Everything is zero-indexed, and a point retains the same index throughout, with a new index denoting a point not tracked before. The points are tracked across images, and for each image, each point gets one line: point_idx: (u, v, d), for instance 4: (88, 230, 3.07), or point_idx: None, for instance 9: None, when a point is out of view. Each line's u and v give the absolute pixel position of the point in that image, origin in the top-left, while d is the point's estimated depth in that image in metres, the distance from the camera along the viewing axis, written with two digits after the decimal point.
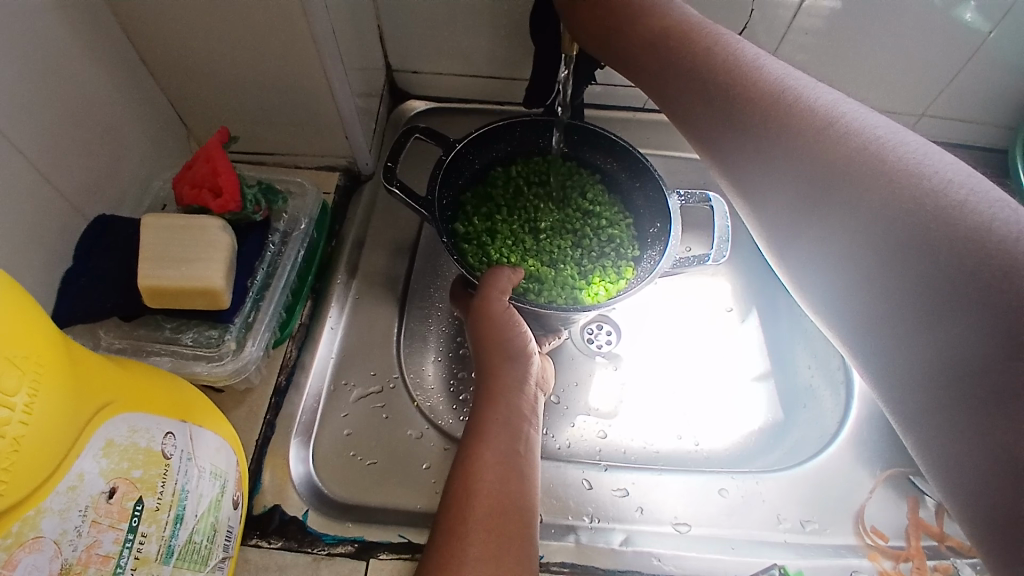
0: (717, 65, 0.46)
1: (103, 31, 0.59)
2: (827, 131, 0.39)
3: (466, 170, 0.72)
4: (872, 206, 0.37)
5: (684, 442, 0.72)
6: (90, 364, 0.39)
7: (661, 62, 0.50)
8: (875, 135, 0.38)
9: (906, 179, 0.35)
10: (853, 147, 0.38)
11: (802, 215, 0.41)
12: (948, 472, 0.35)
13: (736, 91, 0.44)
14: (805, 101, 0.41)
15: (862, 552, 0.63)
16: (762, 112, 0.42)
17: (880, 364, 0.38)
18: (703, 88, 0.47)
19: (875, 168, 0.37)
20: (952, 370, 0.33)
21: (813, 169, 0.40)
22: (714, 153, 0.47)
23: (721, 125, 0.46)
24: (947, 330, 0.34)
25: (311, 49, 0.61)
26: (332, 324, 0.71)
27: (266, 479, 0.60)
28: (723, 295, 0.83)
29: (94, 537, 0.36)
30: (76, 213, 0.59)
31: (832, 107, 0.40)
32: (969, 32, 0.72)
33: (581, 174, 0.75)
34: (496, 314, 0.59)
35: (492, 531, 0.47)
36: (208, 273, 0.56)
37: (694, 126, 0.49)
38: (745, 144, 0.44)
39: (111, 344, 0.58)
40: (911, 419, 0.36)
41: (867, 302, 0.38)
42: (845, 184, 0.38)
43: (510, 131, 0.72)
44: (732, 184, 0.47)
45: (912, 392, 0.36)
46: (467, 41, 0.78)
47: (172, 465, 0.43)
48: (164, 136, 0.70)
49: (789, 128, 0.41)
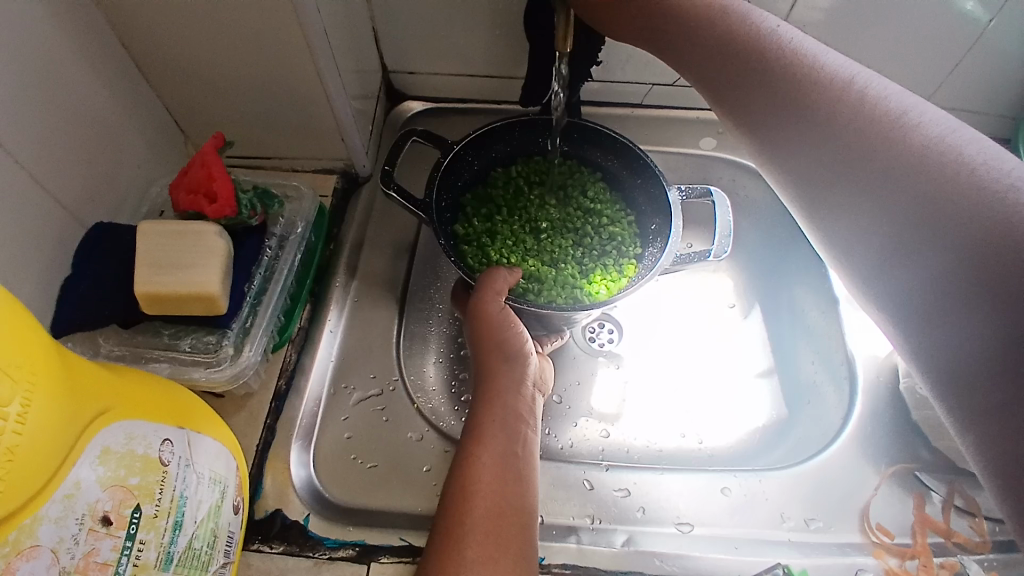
0: (774, 55, 0.45)
1: (97, 37, 0.59)
2: (900, 123, 0.39)
3: (465, 172, 0.72)
4: (943, 201, 0.36)
5: (688, 440, 0.71)
6: (86, 372, 0.39)
7: (719, 45, 0.48)
8: (949, 127, 0.38)
9: (986, 175, 0.35)
10: (931, 140, 0.37)
11: (858, 203, 0.41)
12: (983, 460, 0.35)
13: (798, 81, 0.44)
14: (873, 91, 0.41)
15: (868, 550, 0.62)
16: (829, 100, 0.42)
17: (926, 356, 0.38)
18: (762, 73, 0.46)
19: (953, 159, 0.36)
20: (984, 363, 0.34)
21: (884, 160, 0.39)
22: (767, 142, 0.47)
23: (779, 111, 0.45)
24: (982, 320, 0.34)
25: (306, 52, 0.61)
26: (332, 327, 0.71)
27: (267, 483, 0.60)
28: (725, 291, 0.82)
29: (92, 545, 0.36)
30: (73, 220, 0.59)
31: (900, 100, 0.40)
32: (970, 22, 0.71)
33: (582, 173, 0.75)
34: (493, 315, 0.58)
35: (489, 534, 0.47)
36: (204, 279, 0.56)
37: (748, 117, 0.48)
38: (806, 133, 0.43)
39: (111, 352, 0.58)
40: (962, 420, 0.36)
41: (912, 295, 0.38)
42: (920, 176, 0.37)
43: (509, 132, 0.71)
44: (784, 173, 0.46)
45: (956, 389, 0.36)
46: (463, 41, 0.78)
47: (170, 472, 0.43)
48: (160, 142, 0.70)
49: (860, 117, 0.40)
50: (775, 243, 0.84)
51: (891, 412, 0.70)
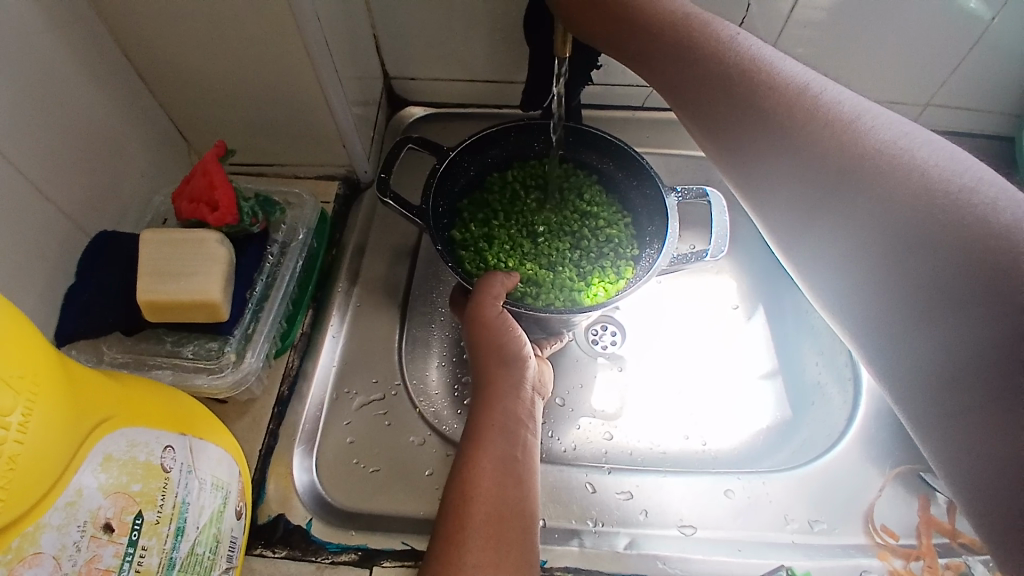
0: (730, 61, 0.45)
1: (100, 49, 0.60)
2: (853, 126, 0.38)
3: (461, 177, 0.72)
4: (902, 204, 0.35)
5: (692, 442, 0.71)
6: (87, 380, 0.39)
7: (680, 51, 0.48)
8: (901, 131, 0.37)
9: (936, 178, 0.34)
10: (882, 143, 0.37)
11: (822, 207, 0.40)
12: (958, 467, 0.34)
13: (752, 85, 0.43)
14: (828, 96, 0.40)
15: (872, 551, 0.62)
16: (785, 105, 0.41)
17: (901, 359, 0.37)
18: (721, 80, 0.45)
19: (906, 162, 0.36)
20: (965, 368, 0.33)
21: (835, 164, 0.38)
22: (730, 146, 0.46)
23: (740, 118, 0.44)
24: (957, 323, 0.33)
25: (305, 61, 0.62)
26: (334, 333, 0.71)
27: (270, 488, 0.61)
28: (727, 293, 0.82)
29: (94, 551, 0.37)
30: (77, 229, 0.60)
31: (854, 104, 0.39)
32: (973, 20, 0.71)
33: (578, 176, 0.75)
34: (491, 320, 0.59)
35: (490, 539, 0.47)
36: (206, 286, 0.56)
37: (709, 121, 0.47)
38: (763, 138, 0.43)
39: (114, 359, 0.58)
40: (930, 424, 0.36)
41: (874, 300, 0.38)
42: (870, 179, 0.37)
43: (505, 136, 0.72)
44: (748, 174, 0.45)
45: (931, 391, 0.35)
46: (462, 47, 0.78)
47: (172, 479, 0.43)
48: (163, 151, 0.71)
49: (815, 121, 0.40)
50: None
51: (895, 413, 0.69)
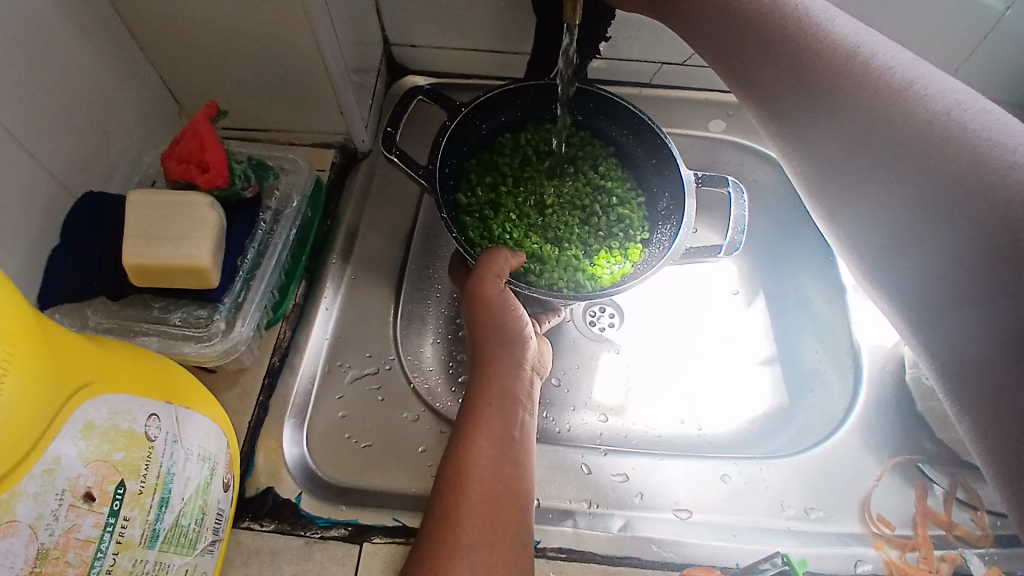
0: (780, 17, 0.43)
1: (89, 3, 0.57)
2: (904, 95, 0.37)
3: (472, 136, 0.69)
4: (950, 177, 0.34)
5: (688, 426, 0.71)
6: (66, 343, 0.38)
7: (722, 10, 0.46)
8: (955, 100, 0.35)
9: (990, 149, 0.33)
10: (934, 112, 0.35)
11: (863, 179, 0.39)
12: (988, 443, 0.34)
13: (802, 45, 0.42)
14: (879, 60, 0.38)
15: (868, 540, 0.61)
16: (834, 68, 0.40)
17: (937, 340, 0.36)
18: (766, 41, 0.44)
19: (959, 134, 0.34)
20: (999, 349, 0.32)
21: (887, 135, 0.37)
22: (769, 108, 0.45)
23: (783, 80, 0.43)
24: (992, 304, 0.32)
25: (301, 21, 0.59)
26: (327, 305, 0.69)
27: (258, 461, 0.60)
28: (729, 277, 0.80)
29: (73, 521, 0.35)
30: (63, 190, 0.57)
31: (909, 69, 0.37)
32: (987, 9, 0.69)
33: (594, 145, 0.72)
34: (493, 298, 0.56)
35: (485, 517, 0.46)
36: (194, 251, 0.54)
37: (752, 82, 0.46)
38: (808, 103, 0.42)
39: (98, 325, 0.56)
40: (963, 400, 0.35)
41: (909, 274, 0.37)
42: (923, 149, 0.35)
43: (522, 96, 0.69)
44: (788, 141, 0.44)
45: (966, 375, 0.34)
46: (466, 15, 0.76)
47: (156, 447, 0.41)
48: (153, 111, 0.68)
49: (863, 89, 0.38)
50: (778, 230, 0.83)
51: (895, 402, 0.69)
